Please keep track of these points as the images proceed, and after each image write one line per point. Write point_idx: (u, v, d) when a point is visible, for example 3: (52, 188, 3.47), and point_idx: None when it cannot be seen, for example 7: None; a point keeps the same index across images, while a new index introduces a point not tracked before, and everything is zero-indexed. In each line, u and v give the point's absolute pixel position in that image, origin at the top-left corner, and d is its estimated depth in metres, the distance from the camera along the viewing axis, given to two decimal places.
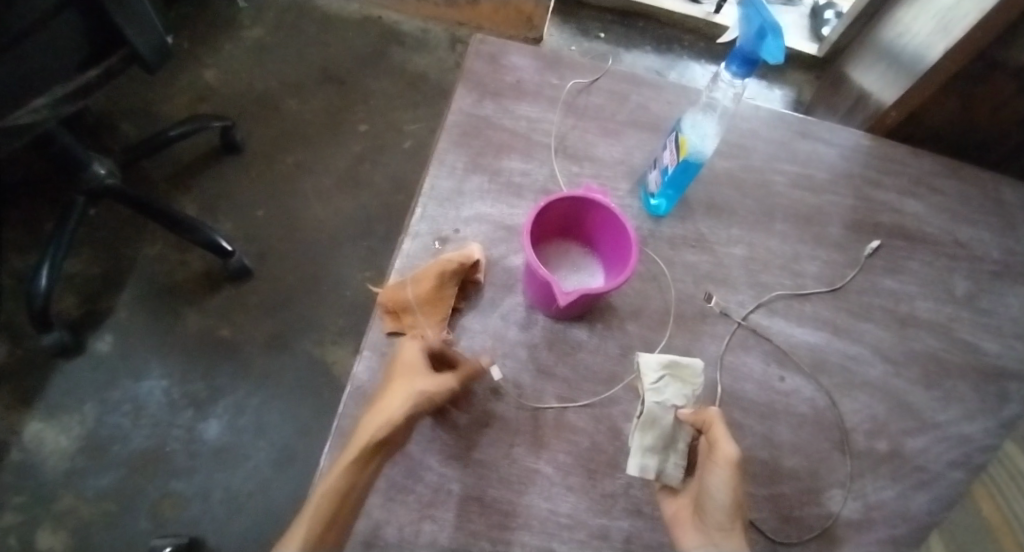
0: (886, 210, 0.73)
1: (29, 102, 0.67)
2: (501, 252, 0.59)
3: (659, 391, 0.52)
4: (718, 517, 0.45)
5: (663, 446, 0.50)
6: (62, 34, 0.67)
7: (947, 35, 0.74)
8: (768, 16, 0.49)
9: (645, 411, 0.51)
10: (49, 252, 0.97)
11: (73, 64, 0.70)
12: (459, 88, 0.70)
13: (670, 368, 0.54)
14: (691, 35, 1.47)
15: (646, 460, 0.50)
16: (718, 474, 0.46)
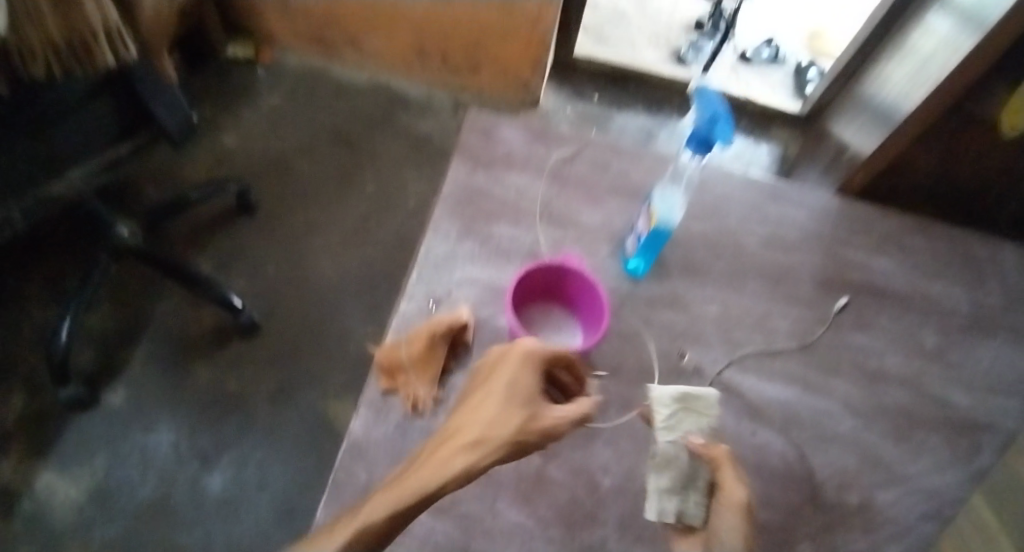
0: (855, 268, 0.78)
1: (64, 174, 0.73)
2: (489, 313, 0.64)
3: (672, 429, 0.52)
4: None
5: (680, 488, 0.51)
6: (96, 117, 0.72)
7: (915, 91, 0.81)
8: (719, 104, 0.54)
9: (660, 453, 0.51)
10: (71, 308, 1.03)
11: (105, 140, 0.76)
12: (454, 160, 0.76)
13: (682, 399, 0.52)
14: (680, 96, 1.56)
15: (664, 504, 0.51)
16: (729, 517, 0.48)
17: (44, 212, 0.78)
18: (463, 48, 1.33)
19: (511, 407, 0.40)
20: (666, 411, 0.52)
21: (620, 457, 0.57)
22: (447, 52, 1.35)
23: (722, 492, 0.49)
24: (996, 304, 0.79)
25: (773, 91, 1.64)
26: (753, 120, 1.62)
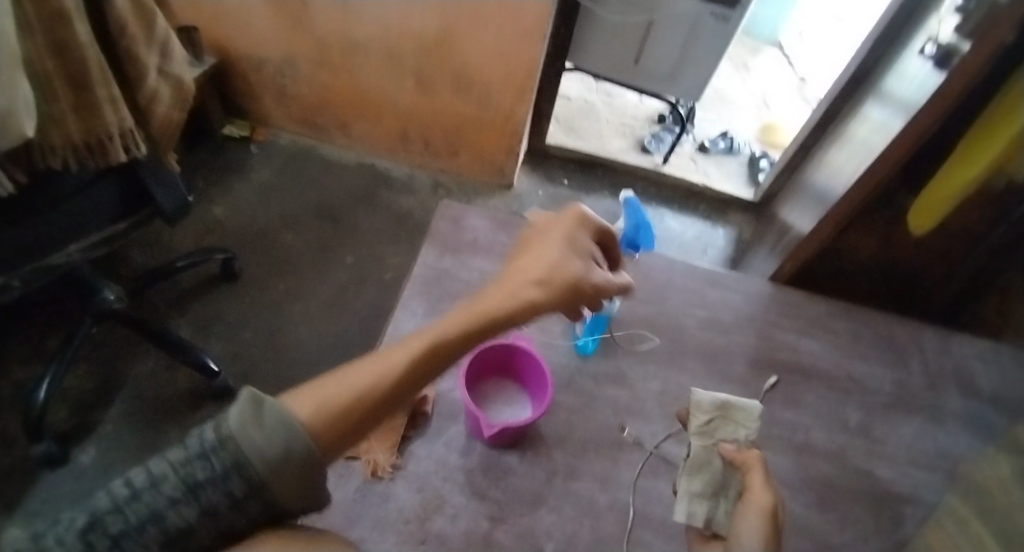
0: (785, 348, 0.87)
1: (65, 249, 0.77)
2: (448, 386, 0.70)
3: (706, 432, 0.65)
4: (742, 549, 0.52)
5: (710, 492, 0.62)
6: (103, 197, 0.79)
7: (867, 151, 0.96)
8: None
9: (694, 454, 0.63)
10: (52, 368, 1.06)
11: (106, 216, 0.80)
12: (426, 245, 0.84)
13: (722, 409, 0.66)
14: (642, 183, 1.72)
15: (693, 505, 0.61)
16: (749, 512, 0.54)
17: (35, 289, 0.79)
18: (444, 134, 1.49)
19: (562, 268, 0.55)
20: (701, 416, 0.65)
21: (562, 523, 0.62)
22: (429, 138, 1.51)
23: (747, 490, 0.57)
24: (916, 383, 0.87)
25: (728, 178, 1.78)
26: (710, 206, 1.71)
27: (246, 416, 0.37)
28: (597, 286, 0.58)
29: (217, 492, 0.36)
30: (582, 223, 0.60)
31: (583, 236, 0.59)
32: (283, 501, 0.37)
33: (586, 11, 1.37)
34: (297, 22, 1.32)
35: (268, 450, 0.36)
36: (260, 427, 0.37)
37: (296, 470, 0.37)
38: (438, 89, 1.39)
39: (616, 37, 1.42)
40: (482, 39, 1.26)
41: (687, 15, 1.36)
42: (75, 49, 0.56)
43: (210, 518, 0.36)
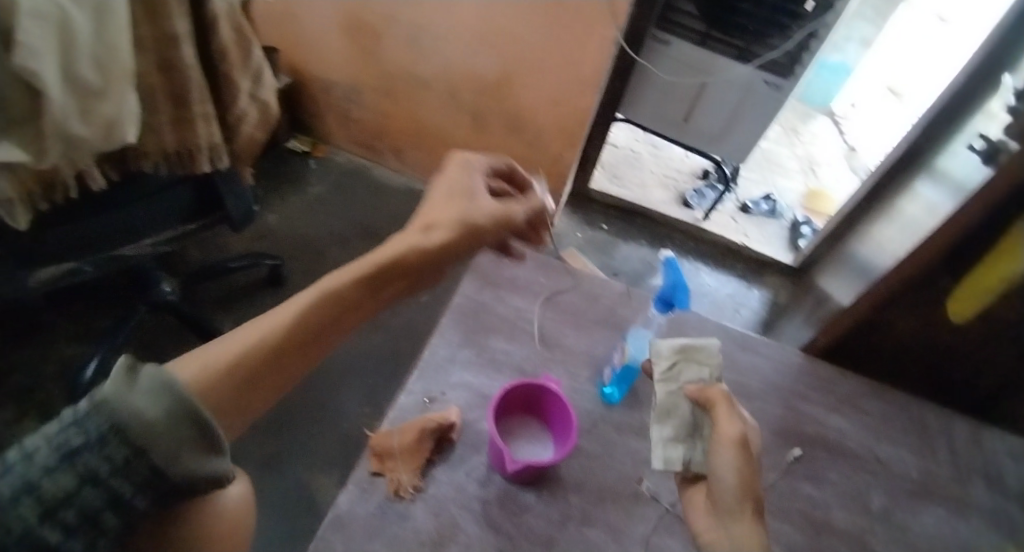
0: (812, 421, 0.87)
1: (136, 242, 0.83)
2: (474, 416, 0.72)
3: (670, 377, 0.66)
4: (723, 485, 0.56)
5: (684, 435, 0.64)
6: (178, 196, 0.83)
7: (915, 227, 0.99)
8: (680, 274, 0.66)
9: (660, 402, 0.65)
10: (102, 348, 1.12)
11: (178, 217, 0.86)
12: (467, 278, 0.88)
13: (681, 352, 0.67)
14: (681, 235, 1.74)
15: (669, 451, 0.63)
16: (722, 448, 0.57)
17: (105, 271, 0.87)
18: None
19: (456, 206, 0.62)
20: (663, 363, 0.67)
21: None
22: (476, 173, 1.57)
23: (716, 426, 0.59)
24: (943, 472, 0.86)
25: (768, 241, 1.79)
26: (747, 266, 1.71)
27: (117, 381, 0.34)
28: (497, 213, 0.64)
29: (96, 458, 0.32)
30: (468, 162, 0.66)
31: (471, 172, 0.65)
32: (173, 459, 0.34)
33: (641, 69, 1.43)
34: (368, 54, 1.41)
35: (150, 412, 0.34)
36: (136, 389, 0.34)
37: (192, 428, 0.35)
38: (492, 128, 1.45)
39: (667, 94, 1.47)
40: (538, 88, 1.32)
41: (741, 81, 1.40)
42: (179, 70, 0.62)
43: (92, 486, 0.32)
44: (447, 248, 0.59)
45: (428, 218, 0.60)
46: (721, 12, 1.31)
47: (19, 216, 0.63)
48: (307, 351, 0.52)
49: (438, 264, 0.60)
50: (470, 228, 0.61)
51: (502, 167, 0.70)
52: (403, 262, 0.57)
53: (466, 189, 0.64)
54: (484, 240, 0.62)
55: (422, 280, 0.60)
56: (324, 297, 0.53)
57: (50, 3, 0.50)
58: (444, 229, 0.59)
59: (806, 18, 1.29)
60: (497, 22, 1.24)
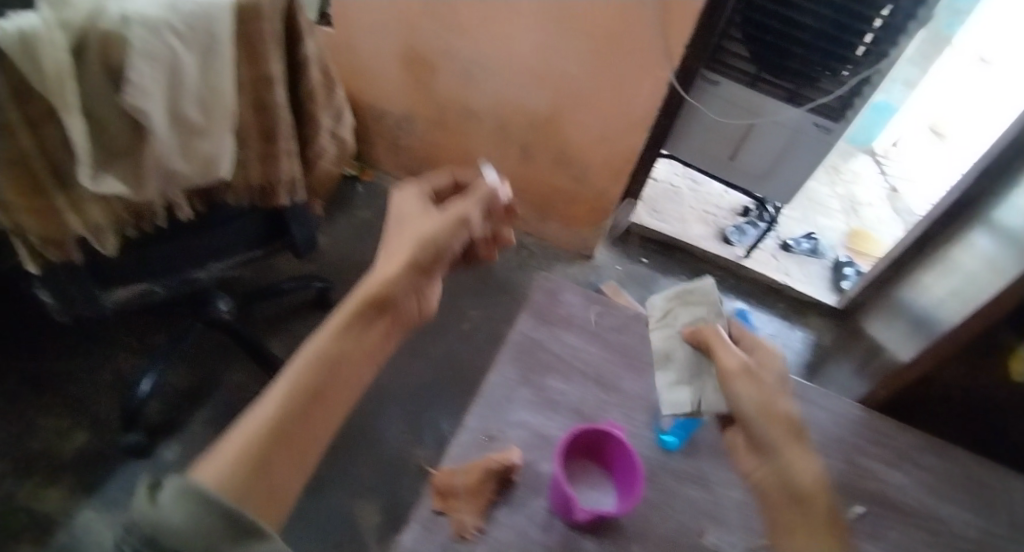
0: (871, 477, 0.85)
1: (208, 265, 0.84)
2: (534, 457, 0.72)
3: (665, 323, 0.74)
4: (747, 416, 0.62)
5: (687, 379, 0.69)
6: (249, 223, 0.84)
7: (976, 282, 0.96)
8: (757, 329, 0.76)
9: (658, 349, 0.73)
10: (158, 364, 1.12)
11: (248, 242, 0.87)
12: (523, 313, 0.89)
13: (676, 297, 0.74)
14: (721, 272, 1.73)
15: (675, 395, 0.69)
16: (732, 381, 0.64)
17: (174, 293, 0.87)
18: (535, 202, 1.56)
19: (415, 225, 0.63)
20: (656, 312, 0.75)
21: None
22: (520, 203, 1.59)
23: (717, 363, 0.65)
24: (1006, 534, 0.83)
25: (811, 281, 1.75)
26: (788, 306, 1.69)
27: (144, 506, 0.36)
28: (450, 217, 0.63)
29: None
30: (407, 186, 0.67)
31: (416, 189, 0.67)
32: None
33: (689, 107, 1.44)
34: (423, 86, 1.45)
35: (178, 518, 0.35)
36: (161, 506, 0.35)
37: (226, 523, 0.36)
38: (540, 160, 1.47)
39: (712, 133, 1.49)
40: (588, 124, 1.34)
41: (791, 123, 1.39)
42: (271, 110, 0.64)
43: None
44: (410, 264, 0.59)
45: (392, 249, 0.61)
46: (774, 56, 1.31)
47: (106, 241, 0.65)
48: (316, 420, 0.50)
49: (413, 284, 0.59)
50: (428, 239, 0.61)
51: (444, 181, 0.71)
52: (379, 295, 0.56)
53: (411, 214, 0.64)
54: (448, 247, 0.62)
55: (405, 308, 0.60)
56: (312, 360, 0.51)
57: (163, 45, 0.51)
58: (404, 249, 0.60)
59: (862, 64, 1.28)
60: (553, 59, 1.27)
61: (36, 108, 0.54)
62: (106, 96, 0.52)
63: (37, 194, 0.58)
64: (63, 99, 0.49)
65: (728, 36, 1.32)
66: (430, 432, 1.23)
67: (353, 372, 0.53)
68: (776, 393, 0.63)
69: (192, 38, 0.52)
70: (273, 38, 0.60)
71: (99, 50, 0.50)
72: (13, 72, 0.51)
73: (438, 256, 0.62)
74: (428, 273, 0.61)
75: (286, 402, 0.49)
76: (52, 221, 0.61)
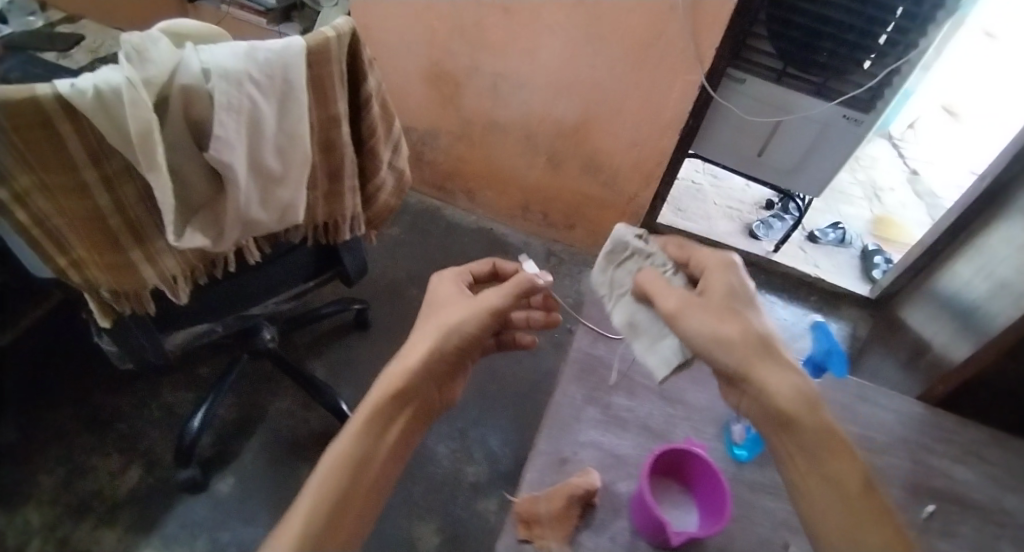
0: (940, 475, 0.84)
1: (264, 301, 0.83)
2: (611, 478, 0.72)
3: (613, 292, 0.70)
4: (704, 352, 0.60)
5: (659, 333, 0.66)
6: (302, 258, 0.83)
7: None
8: (833, 342, 0.65)
9: (621, 321, 0.69)
10: (208, 398, 1.12)
11: (300, 276, 0.86)
12: (579, 330, 0.89)
13: (609, 259, 0.71)
14: (752, 267, 1.72)
15: (660, 359, 0.65)
16: (678, 320, 0.61)
17: (230, 329, 0.86)
18: (563, 210, 1.56)
19: (441, 311, 0.64)
20: (598, 284, 0.71)
21: None
22: (548, 212, 1.58)
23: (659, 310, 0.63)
24: None
25: (841, 271, 1.75)
26: (822, 298, 1.68)
27: None
28: (479, 306, 0.62)
29: None
30: (445, 272, 0.71)
31: (451, 277, 0.70)
32: None
33: (715, 106, 1.44)
34: (448, 101, 1.45)
35: None
36: None
37: None
38: (566, 168, 1.47)
39: (740, 131, 1.48)
40: (617, 132, 1.34)
41: (819, 118, 1.39)
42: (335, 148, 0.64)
43: None
44: (435, 356, 0.60)
45: (415, 336, 0.62)
46: (801, 50, 1.30)
47: (180, 289, 0.65)
48: (345, 523, 0.53)
49: (437, 370, 0.61)
50: (454, 327, 0.61)
51: (485, 268, 0.73)
52: (403, 388, 0.58)
53: (444, 299, 0.66)
54: (470, 343, 0.62)
55: (427, 394, 0.61)
56: (338, 459, 0.54)
57: (243, 97, 0.52)
58: (427, 337, 0.61)
59: (889, 54, 1.27)
60: (580, 70, 1.26)
61: (113, 165, 0.54)
62: (187, 151, 0.52)
63: (113, 250, 0.58)
64: (151, 159, 0.49)
65: (754, 34, 1.32)
66: (479, 448, 1.23)
67: (377, 469, 0.56)
68: (723, 317, 0.60)
69: (269, 87, 0.53)
70: (339, 77, 0.61)
71: (180, 104, 0.50)
72: (89, 134, 0.51)
73: (462, 352, 0.62)
74: (454, 362, 0.62)
75: (317, 508, 0.51)
76: (128, 276, 0.60)
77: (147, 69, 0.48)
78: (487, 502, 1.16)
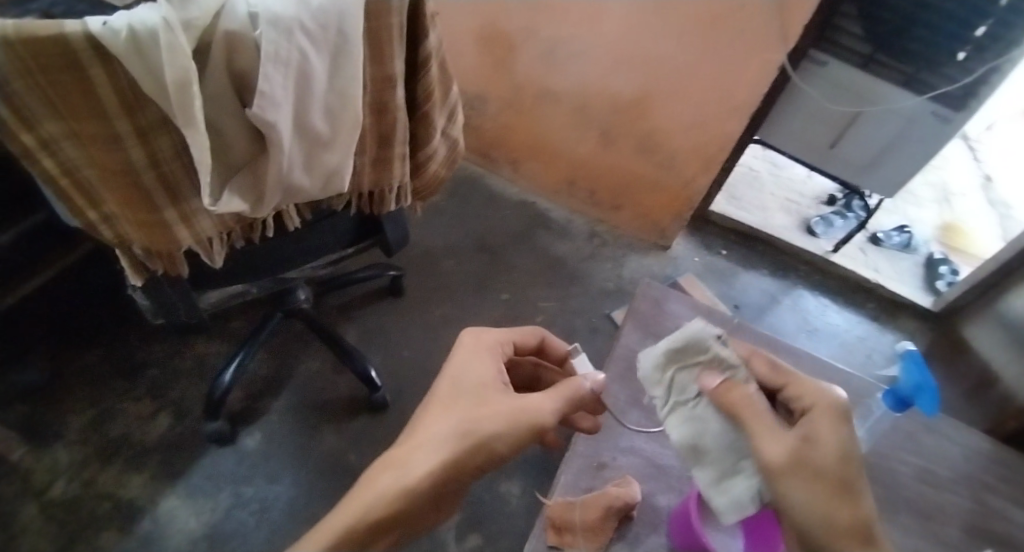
0: (1002, 518, 0.72)
1: (302, 266, 0.79)
2: (650, 488, 0.67)
3: (671, 399, 0.57)
4: (805, 524, 0.48)
5: (732, 470, 0.53)
6: (343, 224, 0.79)
7: None
8: (927, 376, 0.62)
9: (682, 442, 0.55)
10: (240, 354, 1.10)
11: (341, 243, 0.82)
12: (627, 325, 0.84)
13: (671, 357, 0.57)
14: (807, 266, 1.62)
15: (727, 502, 0.52)
16: (780, 477, 0.48)
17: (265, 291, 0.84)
18: (612, 189, 1.49)
19: (469, 410, 0.55)
20: (652, 386, 0.58)
21: None
22: (596, 190, 1.51)
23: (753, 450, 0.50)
24: None
25: (903, 278, 1.63)
26: (879, 305, 1.58)
27: None
28: (519, 413, 0.55)
29: None
30: (483, 339, 0.62)
31: (488, 355, 0.61)
32: None
33: (790, 89, 1.33)
34: (500, 65, 1.37)
35: None
36: None
37: None
38: (622, 145, 1.39)
39: (812, 120, 1.37)
40: (683, 111, 1.25)
41: (905, 111, 1.26)
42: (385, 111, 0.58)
43: None
44: (436, 484, 0.52)
45: (421, 447, 0.53)
46: (894, 35, 1.18)
47: (216, 253, 0.63)
48: None
49: (443, 489, 0.53)
50: (481, 442, 0.53)
51: (532, 341, 0.68)
52: (388, 520, 0.51)
53: (473, 382, 0.58)
54: (498, 457, 0.54)
55: (429, 507, 0.54)
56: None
57: (293, 47, 0.46)
58: (444, 450, 0.52)
59: (990, 48, 1.13)
60: (646, 42, 1.17)
61: (147, 117, 0.50)
62: (229, 104, 0.48)
63: (146, 208, 0.55)
64: (187, 112, 0.45)
65: (842, 13, 1.20)
66: None
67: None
68: (841, 488, 0.47)
69: (321, 38, 0.48)
70: (398, 33, 0.55)
71: (222, 52, 0.45)
72: (123, 80, 0.47)
73: (488, 464, 0.54)
74: (473, 474, 0.54)
75: None
76: (160, 235, 0.57)
77: (188, 11, 0.43)
78: (509, 485, 1.13)
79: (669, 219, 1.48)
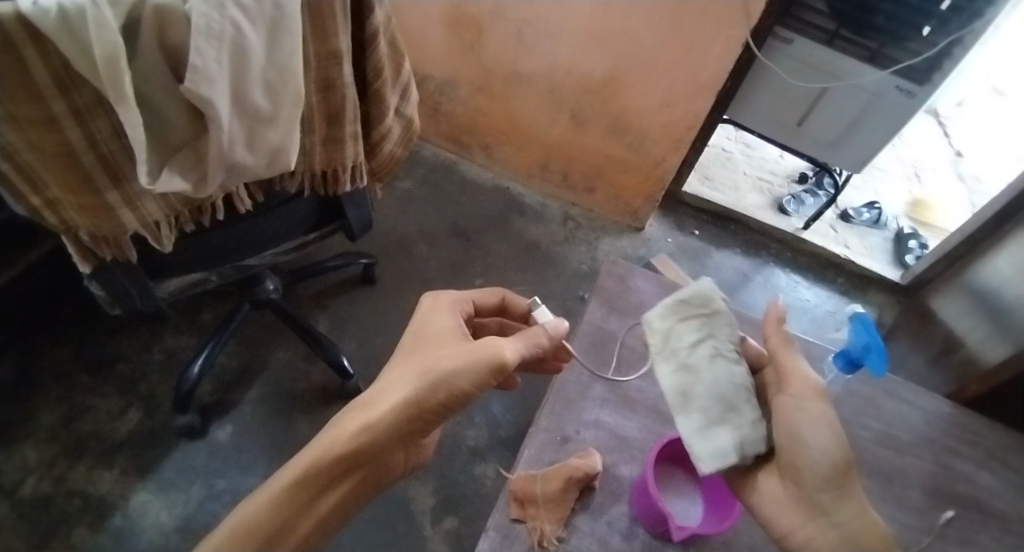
0: (961, 479, 0.74)
1: (262, 252, 0.79)
2: (613, 459, 0.68)
3: (679, 337, 0.60)
4: (814, 445, 0.55)
5: (719, 416, 0.56)
6: (303, 208, 0.78)
7: None
8: (875, 336, 0.63)
9: (676, 386, 0.58)
10: (208, 345, 1.09)
11: (303, 228, 0.81)
12: (592, 300, 0.84)
13: (675, 306, 0.61)
14: (778, 244, 1.65)
15: (720, 442, 0.55)
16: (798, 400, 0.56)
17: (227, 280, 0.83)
18: (584, 170, 1.49)
19: (428, 356, 0.58)
20: (657, 337, 0.61)
21: None
22: (568, 172, 1.51)
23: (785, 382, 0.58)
24: None
25: (872, 253, 1.65)
26: (848, 281, 1.61)
27: None
28: (479, 349, 0.55)
29: None
30: (442, 300, 0.67)
31: (447, 312, 0.65)
32: None
33: (756, 67, 1.34)
34: (469, 49, 1.36)
35: None
36: None
37: None
38: (591, 127, 1.39)
39: (780, 97, 1.38)
40: (650, 88, 1.25)
41: (868, 86, 1.27)
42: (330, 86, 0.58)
43: None
44: (400, 416, 0.54)
45: (387, 388, 0.56)
46: (855, 10, 1.19)
47: (165, 237, 0.62)
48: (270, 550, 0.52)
49: (410, 427, 0.55)
50: (438, 378, 0.54)
51: (494, 301, 0.70)
52: (355, 454, 0.53)
53: (439, 338, 0.62)
54: (457, 392, 0.54)
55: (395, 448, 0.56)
56: (238, 528, 0.51)
57: (225, 21, 0.46)
58: (406, 388, 0.55)
59: (952, 22, 1.14)
60: (614, 20, 1.17)
61: (83, 97, 0.49)
62: (163, 82, 0.48)
63: (88, 192, 0.54)
64: (119, 89, 0.45)
65: None
66: (481, 413, 1.19)
67: (301, 532, 0.53)
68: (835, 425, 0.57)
69: (257, 12, 0.48)
70: (341, 8, 0.56)
71: (153, 27, 0.45)
72: (56, 60, 0.46)
73: (449, 404, 0.55)
74: (437, 416, 0.56)
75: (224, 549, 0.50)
76: (106, 220, 0.57)
77: None
78: (485, 467, 1.14)
79: (639, 201, 1.49)
